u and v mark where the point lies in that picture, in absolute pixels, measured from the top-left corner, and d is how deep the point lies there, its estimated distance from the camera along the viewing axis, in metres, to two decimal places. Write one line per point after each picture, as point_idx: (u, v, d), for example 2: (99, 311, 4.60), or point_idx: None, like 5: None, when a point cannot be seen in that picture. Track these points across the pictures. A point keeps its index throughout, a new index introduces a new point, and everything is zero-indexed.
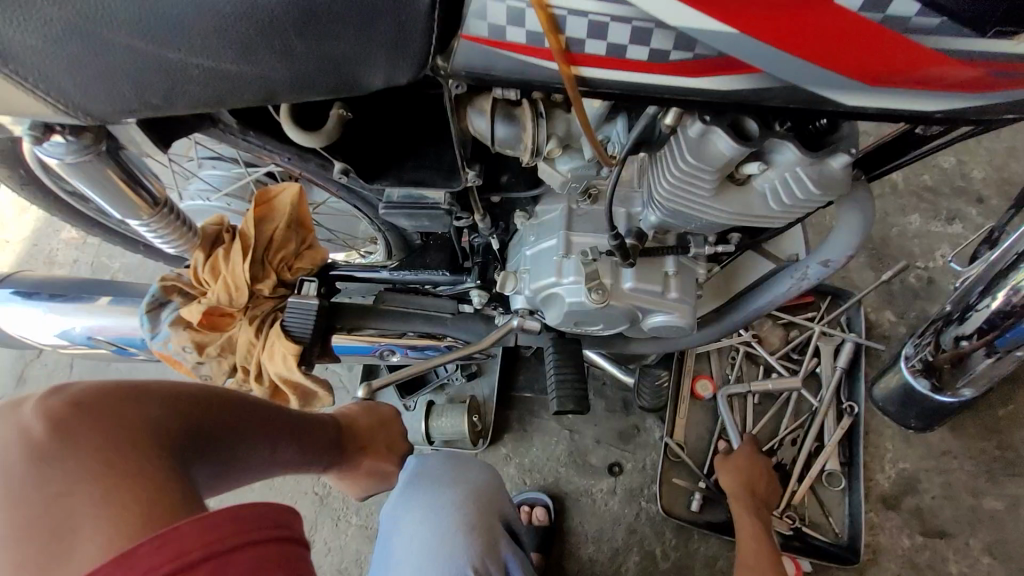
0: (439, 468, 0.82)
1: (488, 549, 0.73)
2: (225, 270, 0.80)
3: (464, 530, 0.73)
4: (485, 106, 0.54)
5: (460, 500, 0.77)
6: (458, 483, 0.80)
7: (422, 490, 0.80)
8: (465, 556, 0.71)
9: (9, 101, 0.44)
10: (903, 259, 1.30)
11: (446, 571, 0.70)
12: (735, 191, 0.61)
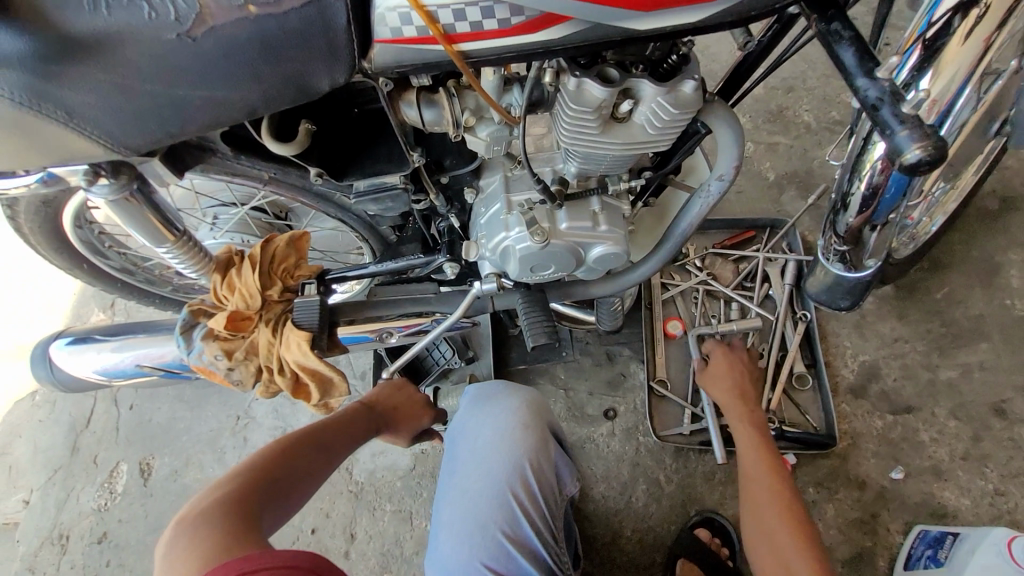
0: (499, 386, 0.98)
1: (541, 448, 0.89)
2: (239, 284, 0.97)
3: (523, 430, 0.89)
4: (412, 98, 0.72)
5: (518, 405, 0.93)
6: (516, 394, 0.95)
7: (484, 400, 0.95)
8: (524, 450, 0.87)
9: (69, 150, 0.62)
10: (827, 185, 1.46)
11: (511, 455, 0.86)
12: (620, 127, 0.78)
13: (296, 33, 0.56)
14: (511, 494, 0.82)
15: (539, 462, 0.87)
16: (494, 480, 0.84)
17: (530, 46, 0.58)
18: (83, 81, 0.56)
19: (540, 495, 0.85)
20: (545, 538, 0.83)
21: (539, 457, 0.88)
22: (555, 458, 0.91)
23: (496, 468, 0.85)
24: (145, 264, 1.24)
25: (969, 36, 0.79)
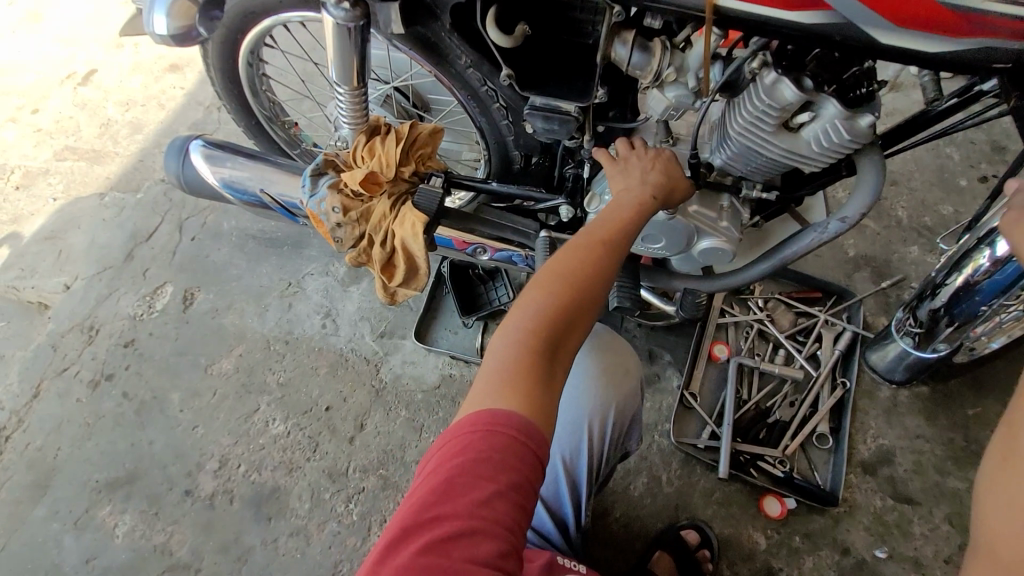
0: (609, 329, 1.00)
1: (627, 404, 0.95)
2: (380, 152, 1.04)
3: (620, 382, 0.94)
4: (628, 38, 0.79)
5: (622, 356, 0.97)
6: (621, 344, 0.99)
7: (593, 336, 0.98)
8: (614, 397, 0.93)
9: None
10: (900, 278, 1.52)
11: (601, 396, 0.92)
12: (787, 135, 0.85)
13: None
14: (586, 431, 0.91)
15: (621, 410, 0.94)
16: (577, 411, 0.92)
17: (778, 21, 0.64)
18: None
19: (609, 438, 0.93)
20: (594, 474, 0.93)
21: (623, 411, 0.94)
22: (633, 412, 0.98)
23: (584, 401, 0.92)
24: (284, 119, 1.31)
25: None
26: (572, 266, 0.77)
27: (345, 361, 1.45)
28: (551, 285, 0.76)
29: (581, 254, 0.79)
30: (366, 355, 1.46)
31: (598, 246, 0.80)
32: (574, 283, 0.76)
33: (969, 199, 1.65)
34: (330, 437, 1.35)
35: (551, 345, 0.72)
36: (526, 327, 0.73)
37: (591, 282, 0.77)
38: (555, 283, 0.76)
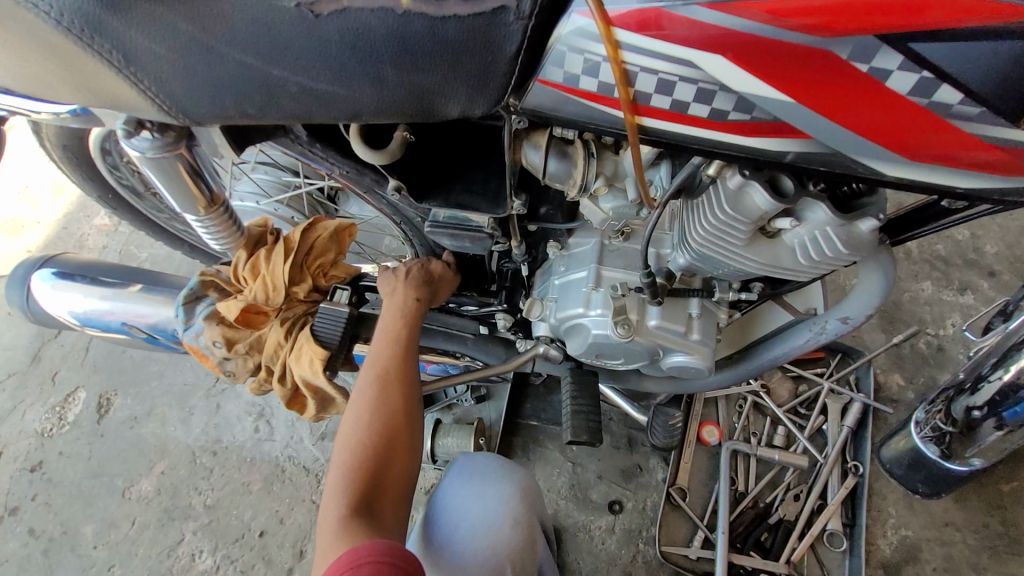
0: (490, 463, 0.81)
1: (528, 555, 0.72)
2: (265, 270, 0.83)
3: (512, 528, 0.73)
4: (541, 142, 0.58)
5: (511, 495, 0.77)
6: (507, 479, 0.80)
7: (471, 478, 0.79)
8: (505, 549, 0.70)
9: (112, 98, 0.48)
10: (914, 325, 1.31)
11: (488, 551, 0.69)
12: (765, 243, 0.65)
13: (449, 45, 0.41)
14: None
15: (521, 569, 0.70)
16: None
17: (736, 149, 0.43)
18: (156, 23, 0.41)
19: None
20: None
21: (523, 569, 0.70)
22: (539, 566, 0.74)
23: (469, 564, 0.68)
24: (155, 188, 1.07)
25: None
26: (361, 407, 0.69)
27: (281, 473, 1.27)
28: (350, 438, 0.67)
29: (371, 387, 0.71)
30: (305, 463, 1.28)
31: (381, 369, 0.73)
32: (372, 419, 0.68)
33: (988, 219, 1.44)
34: (265, 571, 1.17)
35: (369, 474, 0.64)
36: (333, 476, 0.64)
37: (392, 407, 0.70)
38: (353, 434, 0.67)
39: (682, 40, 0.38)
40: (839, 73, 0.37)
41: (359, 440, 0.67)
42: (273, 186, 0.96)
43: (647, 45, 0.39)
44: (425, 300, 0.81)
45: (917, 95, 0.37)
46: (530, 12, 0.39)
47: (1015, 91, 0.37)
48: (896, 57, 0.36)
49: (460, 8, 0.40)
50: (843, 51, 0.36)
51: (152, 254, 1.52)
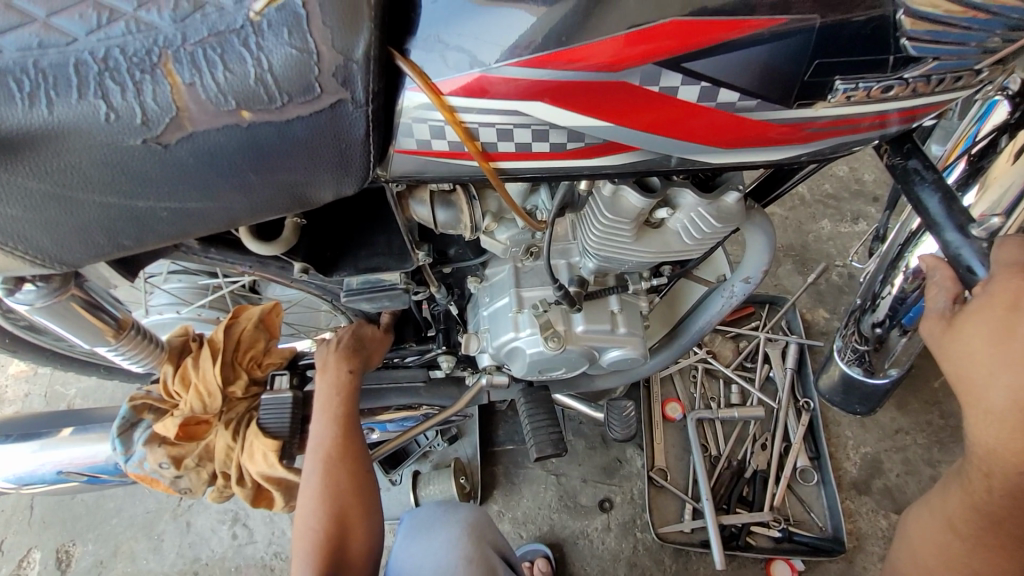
0: (433, 513, 0.83)
1: None
2: (195, 378, 0.82)
3: (465, 567, 0.75)
4: (425, 197, 0.61)
5: (459, 535, 0.79)
6: (453, 521, 0.81)
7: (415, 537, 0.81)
8: None
9: None
10: (823, 261, 1.43)
11: None
12: (653, 234, 0.70)
13: (301, 143, 0.44)
14: None
15: None
16: None
17: (581, 169, 0.47)
18: (9, 188, 0.42)
19: None
20: None
21: None
22: None
23: None
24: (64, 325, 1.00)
25: (1021, 155, 0.70)
26: (314, 489, 0.76)
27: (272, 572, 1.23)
28: (307, 520, 0.74)
29: (320, 472, 0.77)
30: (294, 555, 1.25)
31: (326, 451, 0.79)
32: (323, 503, 0.75)
33: (860, 151, 1.58)
34: None
35: (333, 553, 0.73)
36: (300, 559, 0.72)
37: (343, 488, 0.77)
38: (309, 518, 0.74)
39: (504, 95, 0.42)
40: (633, 92, 0.42)
41: (317, 528, 0.74)
42: (190, 293, 0.93)
43: (476, 105, 0.43)
44: (359, 371, 0.84)
45: (706, 100, 0.42)
46: (366, 98, 0.42)
47: (782, 74, 0.41)
48: (677, 75, 0.41)
49: (299, 109, 0.42)
50: (633, 77, 0.41)
51: (81, 387, 1.44)
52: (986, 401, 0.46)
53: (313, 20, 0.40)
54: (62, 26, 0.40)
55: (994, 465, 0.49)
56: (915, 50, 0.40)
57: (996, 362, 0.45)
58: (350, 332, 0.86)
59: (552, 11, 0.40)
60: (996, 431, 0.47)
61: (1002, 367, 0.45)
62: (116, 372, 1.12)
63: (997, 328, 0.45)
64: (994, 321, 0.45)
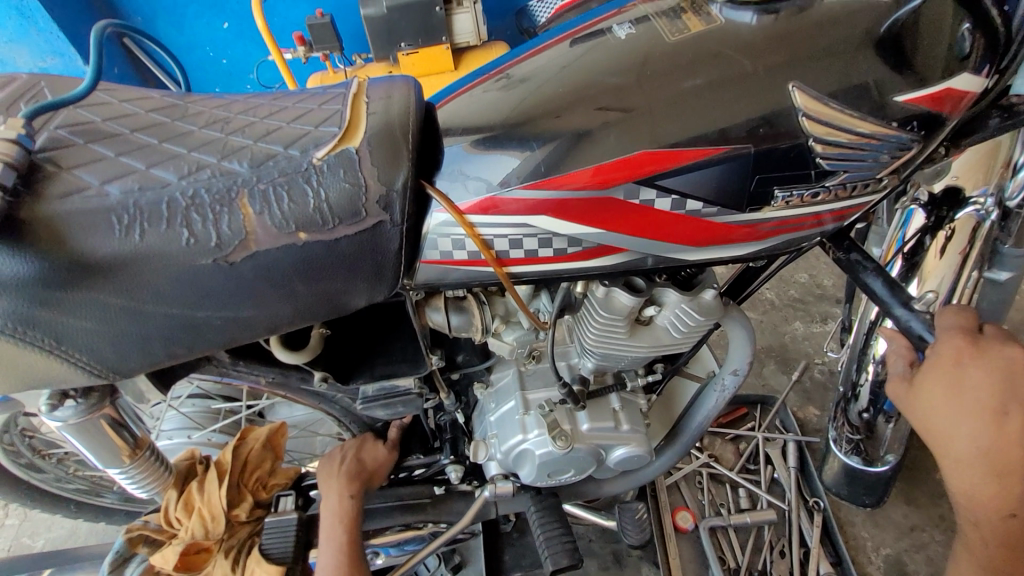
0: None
1: None
2: (199, 502, 0.80)
3: None
4: (440, 304, 0.68)
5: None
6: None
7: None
8: None
9: (28, 375, 0.50)
10: (803, 359, 1.51)
11: None
12: (644, 330, 0.78)
13: (345, 257, 0.52)
14: None
15: None
16: None
17: (577, 270, 0.56)
18: (89, 306, 0.48)
19: None
20: None
21: None
22: None
23: None
24: (49, 451, 1.00)
25: (943, 251, 0.86)
26: None
27: None
28: None
29: None
30: None
31: None
32: None
33: (816, 259, 1.75)
34: None
35: None
36: None
37: None
38: None
39: (514, 211, 0.52)
40: (617, 205, 0.52)
41: None
42: (202, 417, 0.96)
43: (491, 220, 0.53)
44: (361, 495, 0.85)
45: (677, 208, 0.52)
46: (402, 219, 0.51)
47: (733, 186, 0.51)
48: (652, 191, 0.51)
49: (346, 230, 0.50)
50: (618, 193, 0.51)
51: (50, 538, 1.32)
52: (958, 451, 0.53)
53: (363, 162, 0.50)
54: (161, 175, 0.50)
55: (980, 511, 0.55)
56: (828, 166, 0.52)
57: (959, 416, 0.52)
58: (349, 453, 0.88)
59: (551, 149, 0.52)
60: (971, 475, 0.54)
61: (965, 420, 0.52)
62: (85, 511, 1.06)
63: (950, 386, 0.52)
64: (947, 381, 0.52)
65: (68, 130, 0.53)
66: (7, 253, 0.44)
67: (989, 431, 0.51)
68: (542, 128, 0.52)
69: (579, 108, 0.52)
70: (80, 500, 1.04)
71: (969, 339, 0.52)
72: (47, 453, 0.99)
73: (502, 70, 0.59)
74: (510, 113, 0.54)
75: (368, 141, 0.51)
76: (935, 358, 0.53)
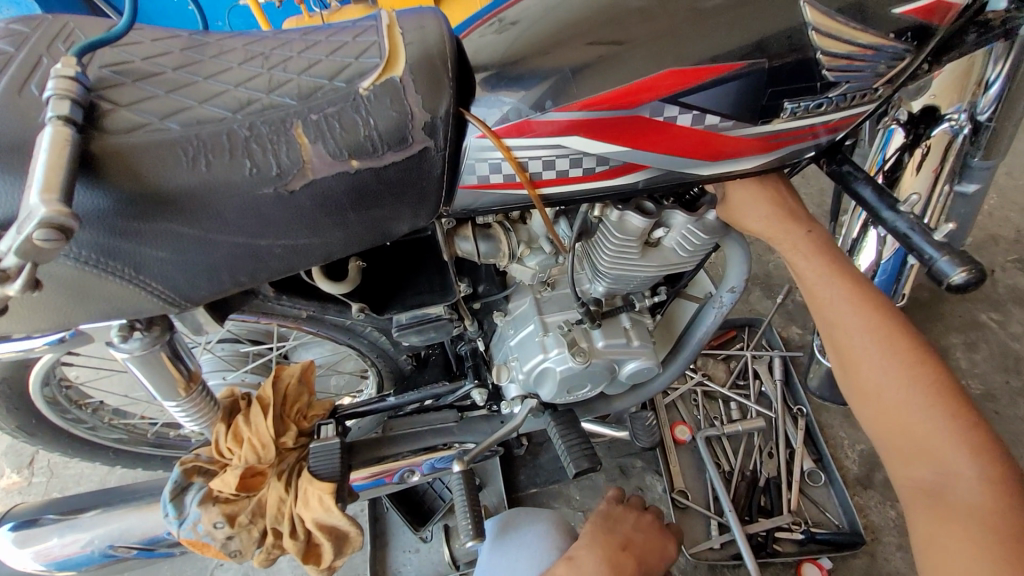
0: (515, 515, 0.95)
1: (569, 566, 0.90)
2: (248, 433, 0.86)
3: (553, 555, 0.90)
4: (468, 232, 0.74)
5: (547, 532, 0.93)
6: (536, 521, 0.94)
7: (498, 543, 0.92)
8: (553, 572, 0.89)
9: (108, 304, 0.54)
10: (786, 283, 1.61)
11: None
12: (653, 252, 0.84)
13: (394, 183, 0.56)
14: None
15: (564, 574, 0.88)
16: None
17: (604, 188, 0.61)
18: (163, 237, 0.51)
19: None
20: None
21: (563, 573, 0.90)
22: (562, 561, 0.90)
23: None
24: (85, 401, 1.04)
25: (920, 168, 0.95)
26: None
27: None
28: None
29: None
30: None
31: None
32: None
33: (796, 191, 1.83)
34: None
35: None
36: None
37: None
38: None
39: (547, 133, 0.57)
40: (643, 122, 0.56)
41: None
42: (231, 360, 1.01)
43: (527, 143, 0.57)
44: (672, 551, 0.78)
45: (697, 124, 0.57)
46: (446, 144, 0.55)
47: (748, 101, 0.57)
48: (675, 107, 0.56)
49: (394, 155, 0.54)
50: (644, 111, 0.56)
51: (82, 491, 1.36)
52: (856, 332, 0.71)
53: (408, 90, 0.53)
54: (215, 109, 0.52)
55: (888, 385, 0.69)
56: (834, 78, 0.57)
57: (847, 301, 0.72)
58: (628, 518, 0.82)
59: (582, 73, 0.56)
60: (869, 352, 0.70)
61: (847, 303, 0.72)
62: (122, 457, 1.11)
63: (821, 278, 0.74)
64: (820, 274, 0.74)
65: (111, 69, 0.55)
66: (87, 185, 0.47)
67: (867, 312, 0.71)
68: (570, 54, 0.56)
69: (603, 33, 0.56)
70: (119, 448, 1.09)
71: (830, 246, 0.76)
72: (84, 404, 1.03)
73: (494, 14, 0.63)
74: (540, 40, 0.57)
75: (410, 69, 0.54)
76: (803, 262, 0.76)
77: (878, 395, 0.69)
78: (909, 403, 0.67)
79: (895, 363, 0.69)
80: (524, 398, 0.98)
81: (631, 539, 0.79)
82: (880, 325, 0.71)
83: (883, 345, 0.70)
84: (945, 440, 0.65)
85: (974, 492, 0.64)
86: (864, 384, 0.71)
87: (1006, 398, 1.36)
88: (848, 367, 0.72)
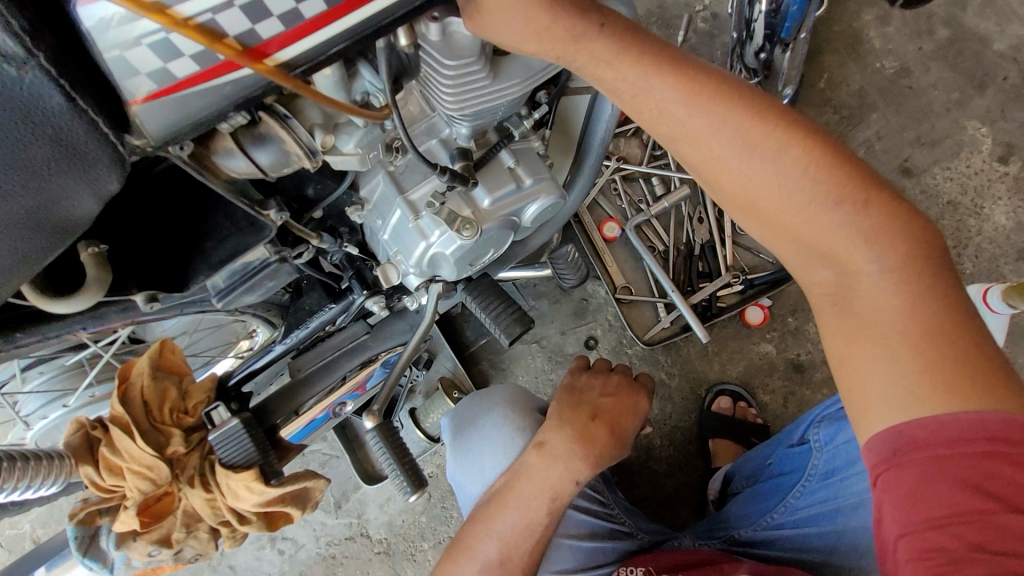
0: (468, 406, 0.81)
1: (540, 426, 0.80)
2: (123, 462, 0.71)
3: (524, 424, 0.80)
4: (230, 145, 0.48)
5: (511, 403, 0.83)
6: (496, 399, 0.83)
7: (462, 441, 0.81)
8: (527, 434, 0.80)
9: None
10: (684, 11, 1.33)
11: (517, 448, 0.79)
12: (506, 62, 0.59)
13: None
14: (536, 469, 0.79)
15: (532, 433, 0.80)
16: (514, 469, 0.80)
17: (354, 32, 0.44)
18: None
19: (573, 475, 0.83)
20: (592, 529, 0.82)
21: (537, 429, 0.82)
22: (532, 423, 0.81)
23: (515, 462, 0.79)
24: None
25: None
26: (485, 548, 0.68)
27: (333, 559, 1.24)
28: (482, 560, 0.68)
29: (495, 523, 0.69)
30: (344, 534, 1.26)
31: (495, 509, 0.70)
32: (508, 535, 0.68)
33: None
34: None
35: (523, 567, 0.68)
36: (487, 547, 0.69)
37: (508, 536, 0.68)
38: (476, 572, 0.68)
39: None
40: None
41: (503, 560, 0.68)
42: (67, 378, 0.80)
43: None
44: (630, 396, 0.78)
45: None
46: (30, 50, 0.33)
47: None
48: None
49: None
50: None
51: None
52: (713, 145, 0.53)
53: None
54: None
55: (797, 221, 0.53)
56: None
57: (687, 106, 0.52)
58: (595, 385, 0.78)
59: None
60: (740, 173, 0.53)
61: (681, 104, 0.52)
62: None
63: (670, 104, 0.52)
64: (641, 82, 0.52)
65: None
66: None
67: (711, 107, 0.52)
68: None
69: None
70: None
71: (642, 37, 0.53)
72: None
73: None
74: None
75: None
76: (611, 70, 0.52)
77: (757, 210, 0.54)
78: (805, 223, 0.52)
79: (766, 165, 0.52)
80: (429, 281, 0.82)
81: (599, 406, 0.75)
82: (731, 118, 0.52)
83: (741, 141, 0.52)
84: (842, 235, 0.52)
85: (881, 288, 0.51)
86: (771, 228, 0.54)
87: (918, 68, 1.27)
88: (747, 214, 0.55)
